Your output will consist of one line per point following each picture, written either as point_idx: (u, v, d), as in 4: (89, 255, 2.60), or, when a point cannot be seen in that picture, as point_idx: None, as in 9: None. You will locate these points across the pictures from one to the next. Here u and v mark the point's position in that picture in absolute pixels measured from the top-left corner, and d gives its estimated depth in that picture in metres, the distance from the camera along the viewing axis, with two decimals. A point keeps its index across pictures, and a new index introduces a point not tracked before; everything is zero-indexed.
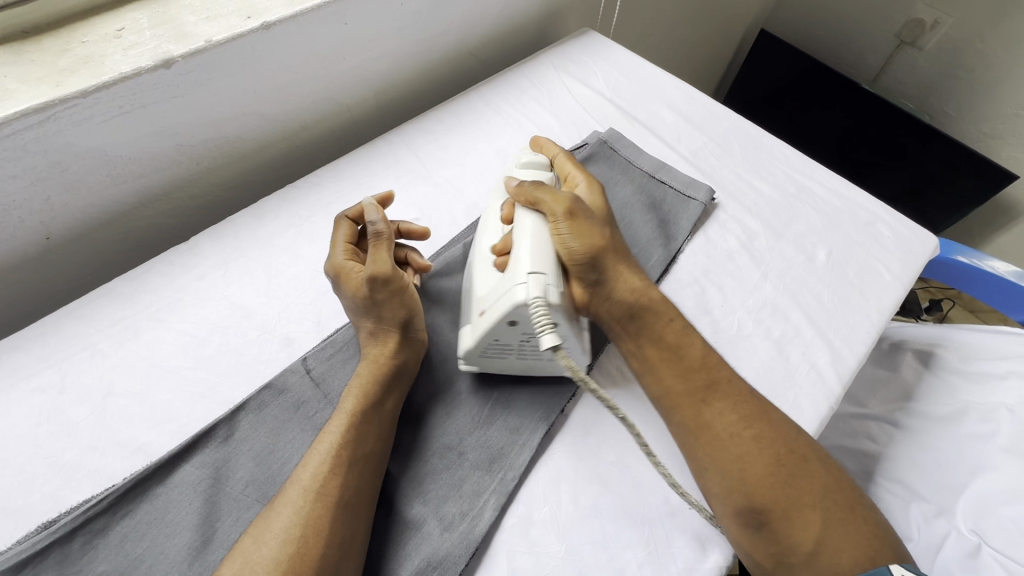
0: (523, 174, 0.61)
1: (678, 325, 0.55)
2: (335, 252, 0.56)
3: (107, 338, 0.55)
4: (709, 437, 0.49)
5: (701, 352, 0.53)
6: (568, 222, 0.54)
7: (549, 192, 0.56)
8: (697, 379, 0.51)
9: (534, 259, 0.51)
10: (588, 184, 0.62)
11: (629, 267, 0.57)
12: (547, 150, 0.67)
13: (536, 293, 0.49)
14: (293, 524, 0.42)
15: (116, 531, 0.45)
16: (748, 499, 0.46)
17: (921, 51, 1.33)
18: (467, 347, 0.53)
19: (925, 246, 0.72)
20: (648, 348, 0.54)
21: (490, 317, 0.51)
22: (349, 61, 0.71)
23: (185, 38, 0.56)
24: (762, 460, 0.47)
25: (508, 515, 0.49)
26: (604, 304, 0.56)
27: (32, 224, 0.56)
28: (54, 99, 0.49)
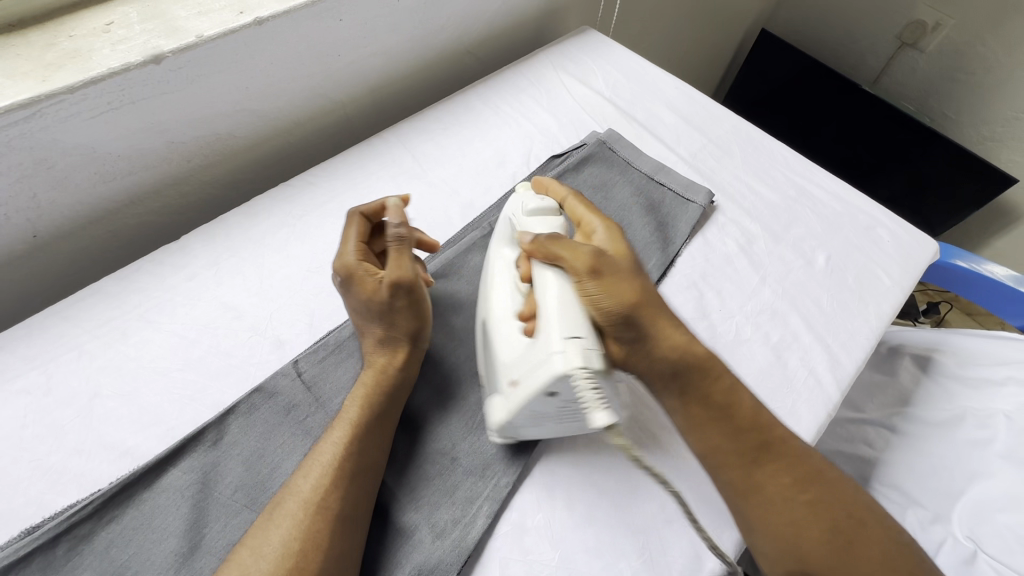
0: (530, 223, 0.56)
1: (726, 382, 0.50)
2: (347, 251, 0.54)
3: (94, 338, 0.54)
4: (761, 502, 0.47)
5: (748, 416, 0.49)
6: (594, 280, 0.49)
7: (569, 247, 0.51)
8: (746, 440, 0.48)
9: (568, 323, 0.46)
10: (609, 228, 0.56)
11: (668, 320, 0.51)
12: (552, 190, 0.61)
13: (578, 363, 0.44)
14: (291, 537, 0.41)
15: (102, 537, 0.44)
16: (803, 566, 0.44)
17: (923, 53, 1.33)
18: (502, 421, 0.48)
19: (925, 251, 0.71)
20: (693, 408, 0.50)
21: (527, 391, 0.46)
22: (344, 58, 0.69)
23: (175, 33, 0.54)
24: (818, 525, 0.45)
25: (502, 523, 0.48)
26: (643, 362, 0.51)
27: (18, 221, 0.55)
28: (40, 95, 0.48)
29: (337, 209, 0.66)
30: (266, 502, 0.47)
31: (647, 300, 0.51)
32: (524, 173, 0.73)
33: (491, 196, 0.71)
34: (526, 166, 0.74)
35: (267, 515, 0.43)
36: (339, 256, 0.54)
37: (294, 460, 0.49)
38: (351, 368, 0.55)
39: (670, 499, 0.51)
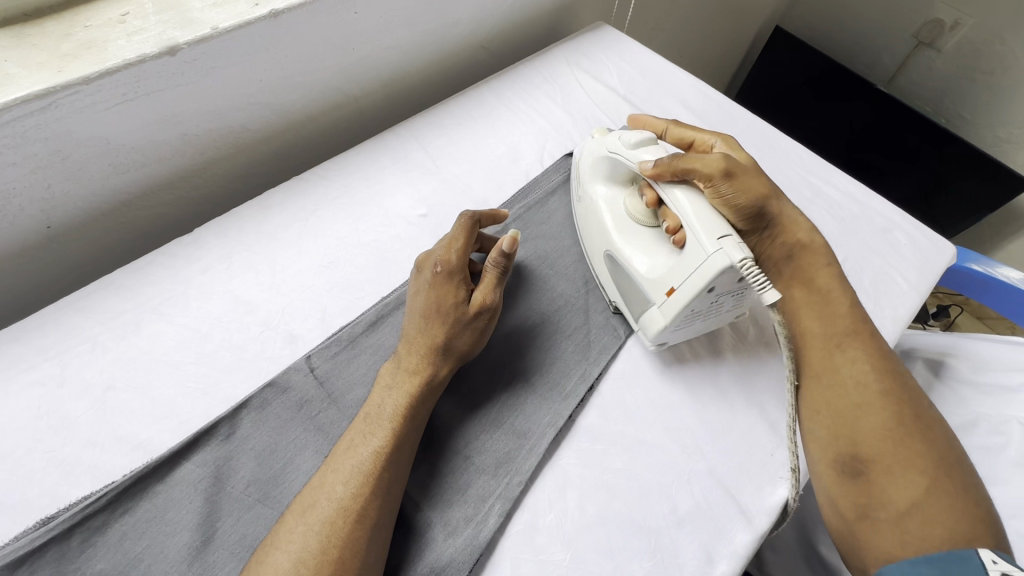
0: (637, 154, 0.58)
1: (834, 271, 0.56)
2: (450, 249, 0.55)
3: (108, 331, 0.54)
4: (834, 381, 0.50)
5: (851, 301, 0.54)
6: (727, 181, 0.53)
7: (695, 159, 0.53)
8: (837, 327, 0.52)
9: (714, 225, 0.49)
10: (723, 140, 0.63)
11: (790, 207, 0.58)
12: (652, 124, 0.67)
13: (740, 255, 0.47)
14: (329, 543, 0.40)
15: (115, 529, 0.44)
16: (852, 447, 0.46)
17: (939, 53, 1.31)
18: (662, 327, 0.53)
19: (943, 255, 0.70)
20: (799, 292, 0.56)
21: (689, 291, 0.50)
22: (359, 51, 0.69)
23: (190, 24, 0.54)
24: (881, 413, 0.47)
25: (514, 521, 0.48)
26: (767, 247, 0.57)
27: (33, 212, 0.55)
28: (56, 85, 0.48)
29: (350, 203, 0.66)
30: (279, 497, 0.47)
31: (774, 192, 0.56)
32: (538, 169, 0.73)
33: (504, 193, 0.70)
34: (540, 163, 0.73)
35: (297, 517, 0.42)
36: (448, 247, 0.55)
37: (307, 456, 0.49)
38: (364, 365, 0.55)
39: (683, 501, 0.50)
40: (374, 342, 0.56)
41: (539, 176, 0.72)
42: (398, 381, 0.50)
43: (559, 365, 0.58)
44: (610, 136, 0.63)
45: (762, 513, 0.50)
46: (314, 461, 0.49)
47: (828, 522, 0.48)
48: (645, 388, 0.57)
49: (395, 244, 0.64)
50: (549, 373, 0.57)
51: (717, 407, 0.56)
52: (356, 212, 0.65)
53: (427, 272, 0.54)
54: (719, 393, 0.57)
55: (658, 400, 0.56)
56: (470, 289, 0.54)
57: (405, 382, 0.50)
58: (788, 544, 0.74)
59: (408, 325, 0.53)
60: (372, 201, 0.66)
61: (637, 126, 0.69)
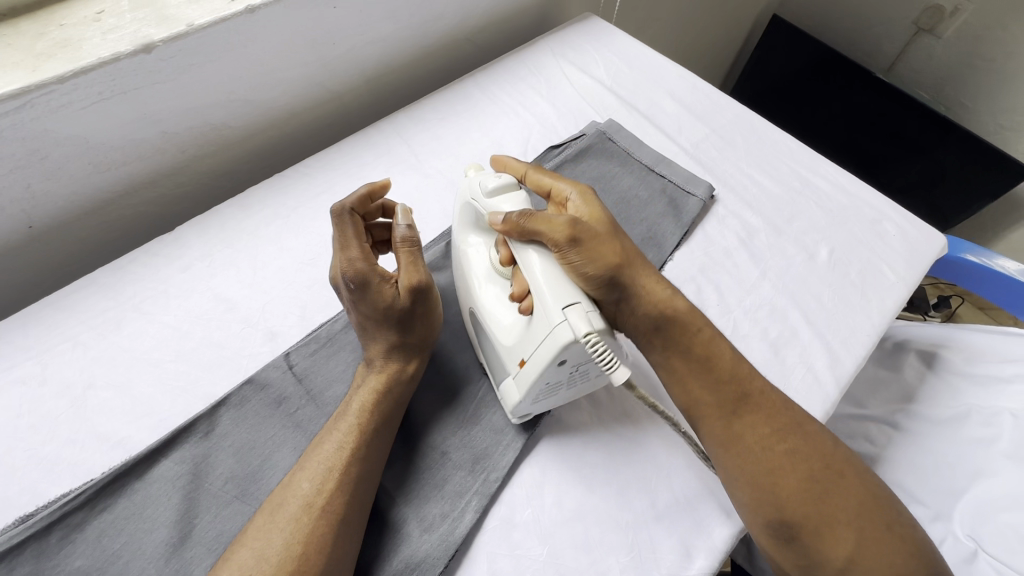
0: (495, 202, 0.52)
1: (707, 333, 0.52)
2: (355, 250, 0.50)
3: (89, 329, 0.54)
4: (742, 451, 0.47)
5: (731, 355, 0.51)
6: (574, 248, 0.49)
7: (543, 221, 0.49)
8: (726, 391, 0.49)
9: (561, 293, 0.45)
10: (579, 192, 0.56)
11: (646, 271, 0.53)
12: (511, 168, 0.60)
13: (583, 328, 0.42)
14: (294, 540, 0.41)
15: (94, 526, 0.45)
16: (780, 515, 0.45)
17: (939, 39, 1.29)
18: (517, 402, 0.49)
19: (932, 245, 0.69)
20: (677, 361, 0.51)
21: (536, 363, 0.46)
22: (339, 46, 0.68)
23: (165, 21, 0.54)
24: (795, 473, 0.46)
25: (490, 517, 0.48)
26: (628, 316, 0.52)
27: (13, 212, 0.55)
28: (29, 85, 0.48)
29: (331, 200, 0.66)
30: (256, 493, 0.47)
31: (629, 257, 0.52)
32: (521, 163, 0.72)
33: None
34: (524, 157, 0.73)
35: (267, 514, 0.43)
36: (346, 256, 0.50)
37: (285, 453, 0.49)
38: (343, 362, 0.55)
39: (661, 496, 0.50)
40: (353, 339, 0.56)
41: None
42: (366, 380, 0.50)
43: None
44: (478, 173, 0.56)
45: None
46: (292, 458, 0.49)
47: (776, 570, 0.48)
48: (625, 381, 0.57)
49: None
50: None
51: None
52: None
53: (343, 290, 0.50)
54: None
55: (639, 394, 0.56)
56: (394, 279, 0.51)
57: (373, 380, 0.50)
58: None
59: (358, 326, 0.52)
60: None
61: (497, 168, 0.61)
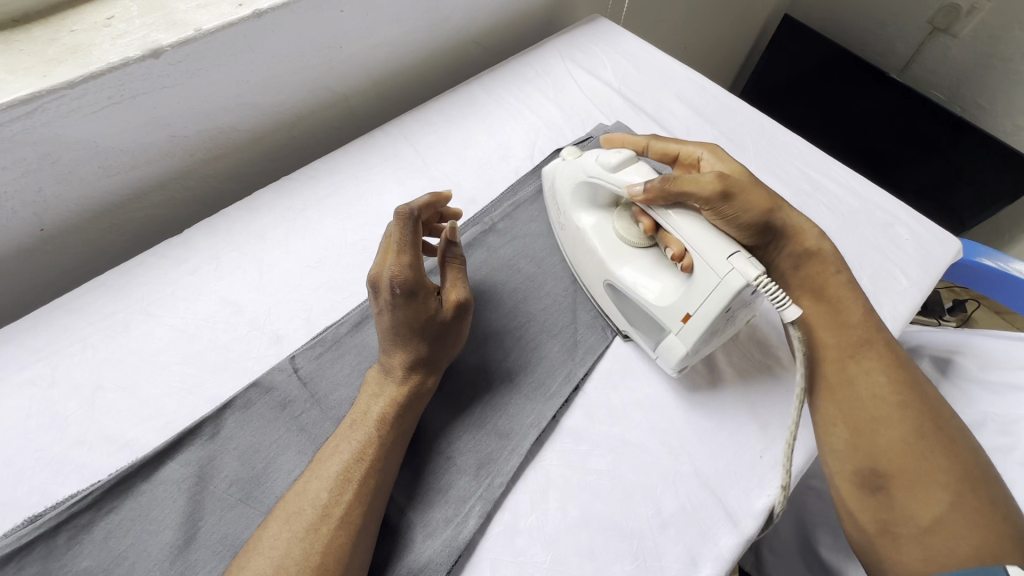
0: (621, 176, 0.55)
1: (844, 276, 0.56)
2: (405, 258, 0.50)
3: (98, 331, 0.55)
4: (851, 395, 0.50)
5: (863, 308, 0.54)
6: (724, 202, 0.52)
7: (691, 181, 0.51)
8: (851, 336, 0.53)
9: (720, 245, 0.47)
10: (711, 150, 0.61)
11: (796, 214, 0.57)
12: (630, 142, 0.65)
13: (756, 272, 0.45)
14: (311, 550, 0.41)
15: (101, 527, 0.45)
16: (873, 460, 0.47)
17: (955, 39, 1.26)
18: (682, 355, 0.51)
19: (947, 249, 0.68)
20: (808, 301, 0.56)
21: (707, 313, 0.48)
22: (347, 49, 0.69)
23: (174, 26, 0.54)
24: (899, 425, 0.47)
25: (494, 522, 0.48)
26: (777, 258, 0.58)
27: (25, 215, 0.56)
28: (41, 90, 0.49)
29: (338, 203, 0.66)
30: (261, 496, 0.48)
31: (777, 202, 0.55)
32: (528, 166, 0.72)
33: (493, 190, 0.70)
34: (531, 160, 0.73)
35: (280, 523, 0.42)
36: (397, 261, 0.50)
37: (290, 456, 0.50)
38: (348, 365, 0.55)
39: (667, 503, 0.50)
40: (358, 343, 0.56)
41: (528, 174, 0.71)
42: (381, 388, 0.50)
43: (539, 365, 0.57)
44: (583, 156, 0.60)
45: (748, 517, 0.49)
46: (297, 462, 0.49)
47: (850, 536, 0.49)
48: (631, 387, 0.56)
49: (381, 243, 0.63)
50: (534, 373, 0.56)
51: (705, 408, 0.55)
52: (344, 211, 0.65)
53: (385, 294, 0.50)
54: (707, 393, 0.56)
55: (647, 400, 0.56)
56: (438, 294, 0.53)
57: (391, 389, 0.50)
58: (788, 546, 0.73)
59: (381, 334, 0.51)
60: (360, 200, 0.66)
61: (610, 146, 0.66)
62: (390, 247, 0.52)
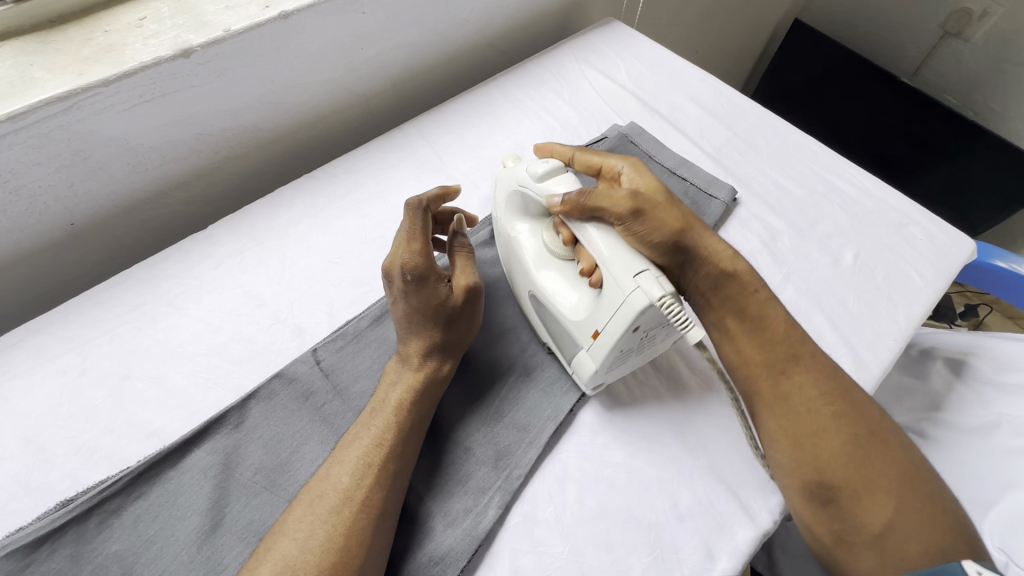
0: (546, 186, 0.55)
1: (763, 294, 0.53)
2: (416, 247, 0.52)
3: (126, 323, 0.56)
4: (787, 411, 0.49)
5: (784, 321, 0.52)
6: (636, 220, 0.51)
7: (604, 195, 0.51)
8: (778, 351, 0.51)
9: (630, 262, 0.48)
10: (630, 163, 0.59)
11: (710, 236, 0.55)
12: (558, 152, 0.65)
13: (658, 291, 0.45)
14: (335, 531, 0.42)
15: (130, 512, 0.46)
16: (818, 475, 0.46)
17: (967, 43, 1.27)
18: (593, 372, 0.51)
19: (962, 250, 0.68)
20: (731, 319, 0.53)
21: (613, 332, 0.48)
22: (367, 51, 0.70)
23: (203, 27, 0.56)
24: (838, 436, 0.47)
25: (512, 514, 0.49)
26: (691, 280, 0.55)
27: (56, 209, 0.57)
28: (77, 88, 0.50)
29: (358, 200, 0.67)
30: (284, 484, 0.49)
31: (689, 221, 0.54)
32: None
33: None
34: None
35: (305, 506, 0.43)
36: (408, 250, 0.52)
37: (312, 446, 0.51)
38: (368, 358, 0.56)
39: (683, 497, 0.50)
40: (378, 336, 0.57)
41: None
42: (400, 375, 0.51)
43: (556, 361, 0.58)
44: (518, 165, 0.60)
45: (764, 511, 0.50)
46: (319, 451, 0.50)
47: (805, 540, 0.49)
48: (648, 383, 0.57)
49: None
50: (550, 367, 0.57)
51: (720, 404, 0.56)
52: (364, 208, 0.67)
53: (397, 282, 0.51)
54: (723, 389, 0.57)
55: (662, 396, 0.56)
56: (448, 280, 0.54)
57: (409, 376, 0.51)
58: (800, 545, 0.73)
59: (398, 321, 0.53)
60: (379, 198, 0.68)
61: (544, 155, 0.67)
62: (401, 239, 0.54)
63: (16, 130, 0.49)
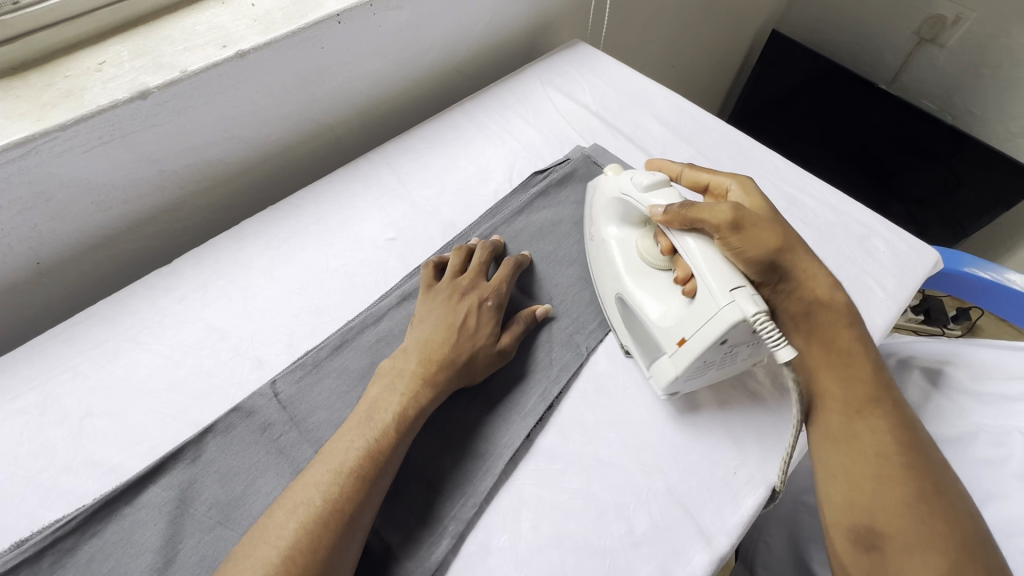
0: (650, 197, 0.57)
1: (853, 331, 0.53)
2: (486, 284, 0.61)
3: (88, 360, 0.57)
4: (852, 450, 0.48)
5: (873, 365, 0.51)
6: (735, 233, 0.51)
7: (705, 209, 0.51)
8: (859, 392, 0.50)
9: (727, 276, 0.49)
10: (739, 183, 0.59)
11: (810, 261, 0.54)
12: (667, 168, 0.67)
13: (754, 308, 0.46)
14: (306, 537, 0.42)
15: (84, 550, 0.47)
16: (870, 518, 0.46)
17: (943, 49, 1.27)
18: (672, 378, 0.52)
19: (924, 261, 0.68)
20: (817, 349, 0.53)
21: (700, 343, 0.49)
22: (329, 83, 0.72)
23: (161, 68, 0.58)
24: (899, 487, 0.46)
25: (467, 543, 0.49)
26: (782, 302, 0.54)
27: (21, 249, 0.59)
28: (34, 133, 0.52)
29: (321, 230, 0.68)
30: (239, 519, 0.49)
31: (791, 244, 0.53)
32: (507, 189, 0.74)
33: (472, 214, 0.71)
34: (509, 183, 0.75)
35: (284, 513, 0.43)
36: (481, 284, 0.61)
37: (268, 478, 0.51)
38: (327, 388, 0.56)
39: (639, 521, 0.50)
40: (337, 366, 0.58)
41: (507, 197, 0.73)
42: (397, 382, 0.52)
43: (514, 383, 0.58)
44: (622, 176, 0.63)
45: (721, 534, 0.49)
46: (275, 483, 0.51)
47: None
48: (608, 405, 0.57)
49: (362, 269, 0.65)
50: (510, 392, 0.57)
51: (679, 425, 0.56)
52: (327, 238, 0.67)
53: (473, 300, 0.59)
54: (682, 409, 0.57)
55: (624, 422, 0.56)
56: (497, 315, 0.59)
57: (406, 385, 0.52)
58: (780, 563, 0.72)
59: (445, 317, 0.57)
60: (343, 227, 0.68)
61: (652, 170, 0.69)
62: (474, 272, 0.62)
63: None
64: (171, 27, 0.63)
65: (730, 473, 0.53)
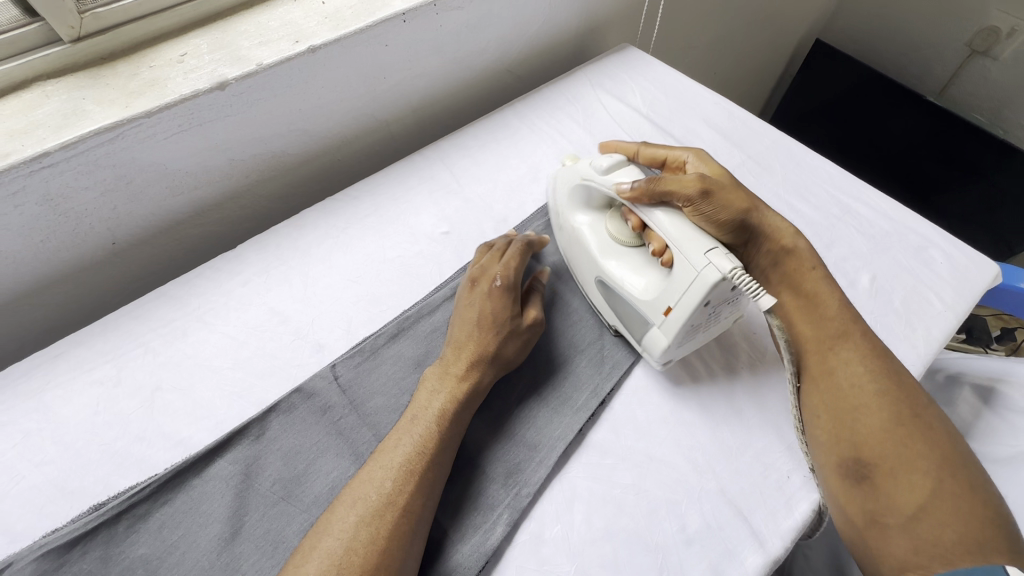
0: (613, 178, 0.59)
1: (820, 274, 0.56)
2: (496, 269, 0.61)
3: (159, 337, 0.60)
4: (832, 386, 0.50)
5: (840, 303, 0.54)
6: (706, 201, 0.54)
7: (672, 181, 0.54)
8: (830, 329, 0.53)
9: (700, 240, 0.50)
10: (693, 154, 0.64)
11: (773, 213, 0.57)
12: (623, 148, 0.69)
13: (729, 265, 0.47)
14: (371, 532, 0.43)
15: (156, 517, 0.49)
16: (856, 451, 0.47)
17: (995, 61, 1.24)
18: (665, 346, 0.53)
19: (983, 273, 0.67)
20: (788, 296, 0.56)
21: (686, 307, 0.50)
22: (390, 80, 0.74)
23: (238, 61, 0.60)
24: (881, 415, 0.48)
25: (520, 531, 0.50)
26: (755, 257, 0.58)
27: (100, 230, 0.62)
28: (123, 119, 0.55)
29: (378, 222, 0.70)
30: (301, 496, 0.50)
31: (755, 201, 0.56)
32: None
33: (525, 211, 0.73)
34: None
35: (346, 508, 0.45)
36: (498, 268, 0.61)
37: (328, 459, 0.52)
38: (385, 374, 0.58)
39: (692, 520, 0.50)
40: (394, 353, 0.59)
41: None
42: (441, 385, 0.53)
43: (566, 380, 0.59)
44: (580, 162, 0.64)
45: (775, 537, 0.49)
46: (335, 465, 0.52)
47: (839, 529, 0.49)
48: (658, 403, 0.57)
49: (417, 260, 0.67)
50: (562, 387, 0.58)
51: (731, 427, 0.56)
52: (383, 230, 0.69)
53: (484, 286, 0.59)
54: (733, 411, 0.57)
55: (674, 419, 0.56)
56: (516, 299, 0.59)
57: (448, 386, 0.53)
58: None
59: (465, 317, 0.58)
60: (399, 219, 0.70)
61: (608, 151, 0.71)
62: (488, 258, 0.62)
63: (69, 158, 0.54)
64: (247, 21, 0.65)
65: (784, 477, 0.53)
